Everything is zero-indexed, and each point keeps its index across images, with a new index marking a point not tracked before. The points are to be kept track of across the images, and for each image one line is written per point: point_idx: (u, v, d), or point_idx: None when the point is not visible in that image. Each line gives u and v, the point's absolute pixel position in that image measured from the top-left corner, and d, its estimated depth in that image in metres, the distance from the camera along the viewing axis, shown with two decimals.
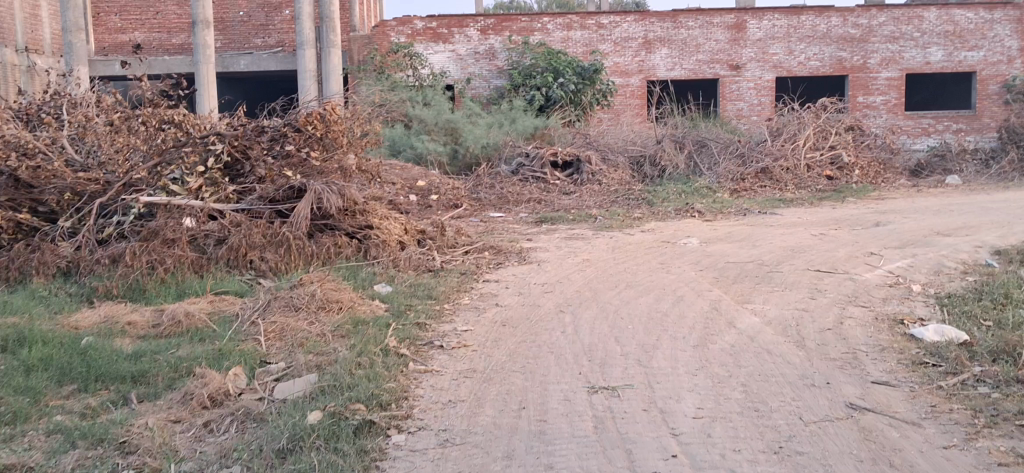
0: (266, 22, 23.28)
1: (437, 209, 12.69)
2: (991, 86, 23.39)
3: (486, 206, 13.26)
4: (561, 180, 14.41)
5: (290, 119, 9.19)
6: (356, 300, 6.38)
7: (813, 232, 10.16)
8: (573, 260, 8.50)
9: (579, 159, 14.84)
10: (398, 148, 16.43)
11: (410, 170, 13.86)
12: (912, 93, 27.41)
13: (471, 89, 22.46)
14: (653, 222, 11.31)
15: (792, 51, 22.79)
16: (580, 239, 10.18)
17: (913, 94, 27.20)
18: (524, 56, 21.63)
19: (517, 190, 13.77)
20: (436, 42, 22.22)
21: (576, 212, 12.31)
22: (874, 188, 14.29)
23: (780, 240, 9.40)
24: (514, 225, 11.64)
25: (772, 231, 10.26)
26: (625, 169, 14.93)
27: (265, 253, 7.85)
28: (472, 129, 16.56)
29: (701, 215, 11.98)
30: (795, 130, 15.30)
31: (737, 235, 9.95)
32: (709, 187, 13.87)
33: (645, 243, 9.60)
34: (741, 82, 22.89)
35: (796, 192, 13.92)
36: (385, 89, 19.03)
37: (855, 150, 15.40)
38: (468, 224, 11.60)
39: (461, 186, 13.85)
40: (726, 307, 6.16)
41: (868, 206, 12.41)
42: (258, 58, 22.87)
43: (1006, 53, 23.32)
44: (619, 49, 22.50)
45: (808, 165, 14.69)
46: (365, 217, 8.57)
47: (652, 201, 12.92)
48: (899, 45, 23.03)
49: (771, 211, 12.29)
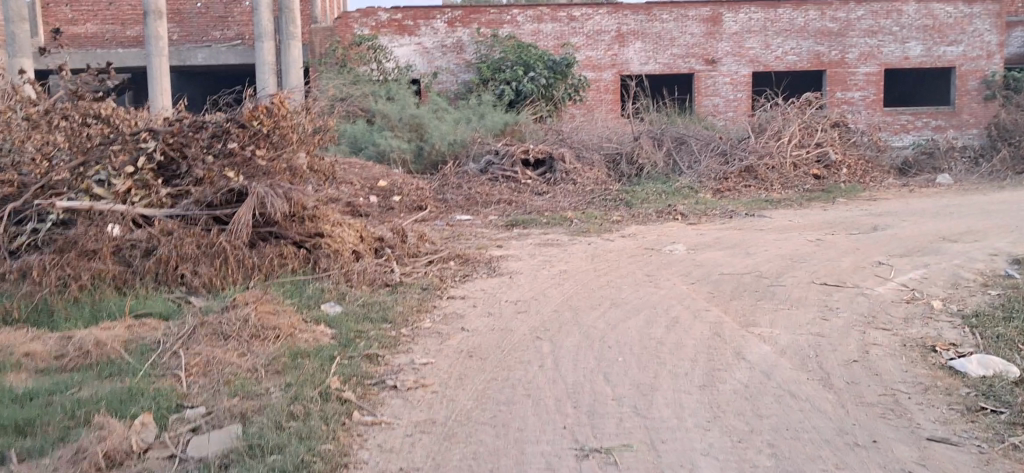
0: (225, 14, 22.16)
1: (400, 211, 11.80)
2: (969, 82, 22.81)
3: (453, 208, 12.34)
4: (533, 180, 13.54)
5: (233, 115, 8.26)
6: (296, 327, 5.45)
7: (808, 237, 9.37)
8: (548, 272, 7.63)
9: (552, 157, 13.96)
10: (360, 145, 15.49)
11: (371, 169, 12.92)
12: (890, 89, 26.84)
13: (438, 83, 21.54)
14: (632, 226, 10.47)
15: (769, 44, 22.10)
16: (555, 245, 9.32)
17: (889, 89, 26.62)
18: (493, 50, 20.74)
19: (486, 191, 12.87)
20: (401, 35, 21.24)
21: (550, 214, 11.46)
22: (864, 188, 13.56)
23: (774, 246, 8.60)
24: (482, 229, 10.76)
25: (762, 236, 9.46)
26: (601, 168, 14.09)
27: (196, 266, 6.96)
28: (439, 125, 15.65)
29: (683, 217, 11.16)
30: (779, 127, 14.57)
31: (725, 241, 9.14)
32: (690, 187, 13.07)
33: (626, 250, 8.76)
34: (717, 77, 22.12)
35: (782, 192, 13.14)
36: (347, 83, 18.05)
37: (841, 147, 14.67)
38: (433, 229, 10.70)
39: (426, 186, 12.94)
40: (729, 333, 5.32)
41: (860, 207, 11.66)
42: (218, 51, 21.70)
43: (984, 48, 22.71)
44: (591, 43, 21.65)
45: (794, 164, 13.93)
46: (315, 224, 7.65)
47: (631, 201, 12.10)
48: (877, 40, 22.40)
49: (759, 213, 11.50)
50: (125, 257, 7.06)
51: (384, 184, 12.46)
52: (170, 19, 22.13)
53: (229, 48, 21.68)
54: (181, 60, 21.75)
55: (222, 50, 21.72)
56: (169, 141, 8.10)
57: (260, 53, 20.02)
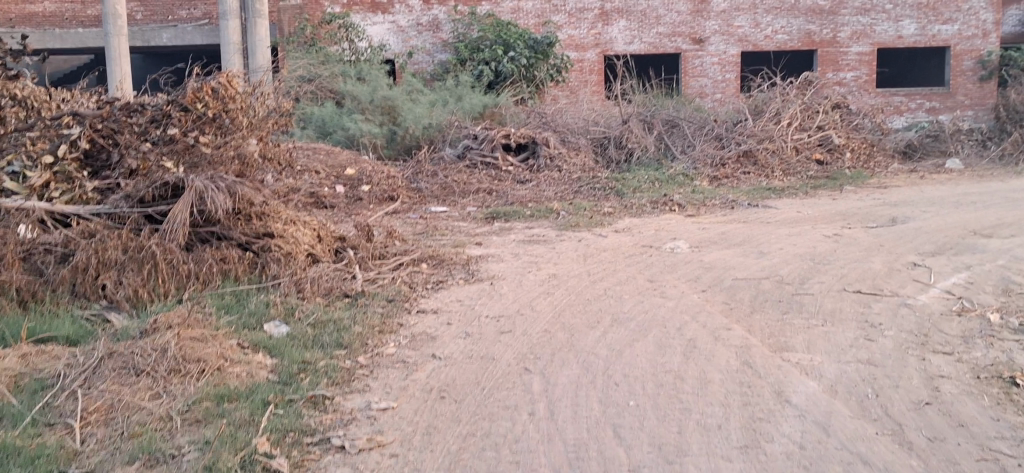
0: None
1: (368, 203, 10.80)
2: (965, 62, 21.93)
3: (428, 198, 11.29)
4: (515, 167, 12.51)
5: (174, 97, 7.28)
6: (228, 357, 4.41)
7: (823, 232, 8.39)
8: (535, 277, 6.61)
9: (535, 142, 12.93)
10: (329, 129, 14.40)
11: (338, 155, 11.86)
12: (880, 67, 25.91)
13: (413, 63, 20.40)
14: (625, 219, 9.47)
15: (759, 23, 21.13)
16: (541, 242, 8.29)
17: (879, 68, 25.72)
18: (471, 29, 19.66)
19: (463, 179, 11.83)
20: (374, 13, 20.11)
21: (533, 205, 10.44)
22: (871, 174, 12.63)
23: (787, 243, 7.66)
24: (460, 223, 9.73)
25: (772, 231, 8.50)
26: (587, 153, 13.10)
27: (121, 275, 5.85)
28: (412, 108, 14.61)
29: (680, 207, 10.17)
30: (779, 108, 13.59)
31: (730, 236, 8.16)
32: (685, 174, 12.09)
33: (622, 249, 7.77)
34: (705, 57, 21.11)
35: (784, 179, 12.19)
36: (315, 62, 16.92)
37: (844, 130, 13.73)
38: (404, 223, 9.67)
39: (398, 174, 11.88)
40: (762, 362, 4.33)
41: (872, 196, 10.72)
42: (183, 31, 20.50)
43: (980, 27, 21.83)
44: (574, 21, 20.54)
45: (796, 148, 12.97)
46: (264, 223, 6.63)
47: (622, 190, 11.12)
48: (870, 18, 21.45)
49: (763, 203, 10.53)
50: (36, 264, 6.06)
51: (351, 173, 11.42)
52: None
53: (196, 27, 20.48)
54: (145, 40, 20.48)
55: (187, 30, 20.48)
56: (97, 126, 7.13)
57: (224, 31, 18.81)
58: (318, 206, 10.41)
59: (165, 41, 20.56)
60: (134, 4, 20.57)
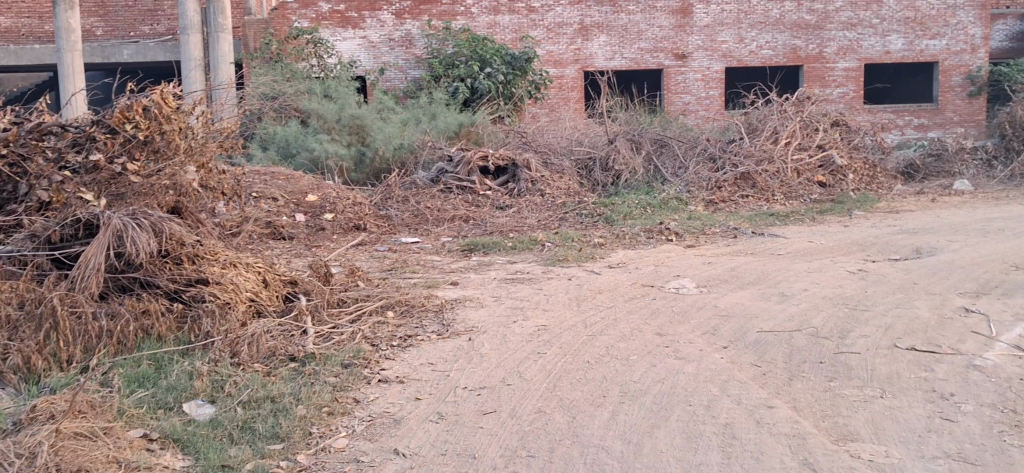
0: (155, 7, 19.58)
1: (332, 232, 9.77)
2: (954, 77, 21.19)
3: (398, 226, 10.23)
4: (493, 191, 11.50)
5: (100, 117, 6.33)
6: (121, 463, 3.38)
7: (846, 267, 7.40)
8: (521, 329, 5.55)
9: (515, 164, 11.93)
10: (293, 150, 13.36)
11: (300, 179, 10.79)
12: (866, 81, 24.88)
13: (385, 80, 19.37)
14: (618, 251, 8.46)
15: (743, 38, 20.27)
16: (526, 281, 7.25)
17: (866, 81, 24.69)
18: (446, 44, 18.63)
19: (437, 205, 10.78)
20: (345, 28, 19.05)
21: (514, 235, 9.41)
22: (877, 197, 11.70)
23: (806, 282, 6.68)
24: (433, 257, 8.68)
25: (785, 266, 7.50)
26: (571, 176, 12.09)
27: (13, 338, 4.81)
28: (382, 127, 13.68)
29: (677, 237, 9.16)
30: (775, 127, 12.67)
31: (740, 274, 7.13)
32: (678, 198, 11.11)
33: (618, 289, 6.74)
34: (688, 73, 20.23)
35: (786, 203, 11.23)
36: (279, 79, 15.86)
37: (845, 150, 12.80)
38: (370, 258, 8.62)
39: (365, 200, 10.82)
40: (824, 464, 3.35)
41: (886, 222, 9.77)
42: (145, 47, 19.31)
43: (968, 42, 21.11)
44: (552, 36, 19.61)
45: (796, 170, 12.02)
46: (197, 266, 5.57)
47: (612, 217, 10.13)
48: (856, 33, 20.66)
49: (768, 231, 9.55)
50: None
51: (314, 200, 10.37)
52: (92, 13, 19.47)
53: (158, 43, 19.31)
54: (105, 57, 19.27)
55: (149, 46, 19.31)
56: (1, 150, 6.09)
57: (185, 47, 17.71)
58: (275, 237, 9.44)
59: (126, 58, 19.38)
60: (94, 20, 19.37)
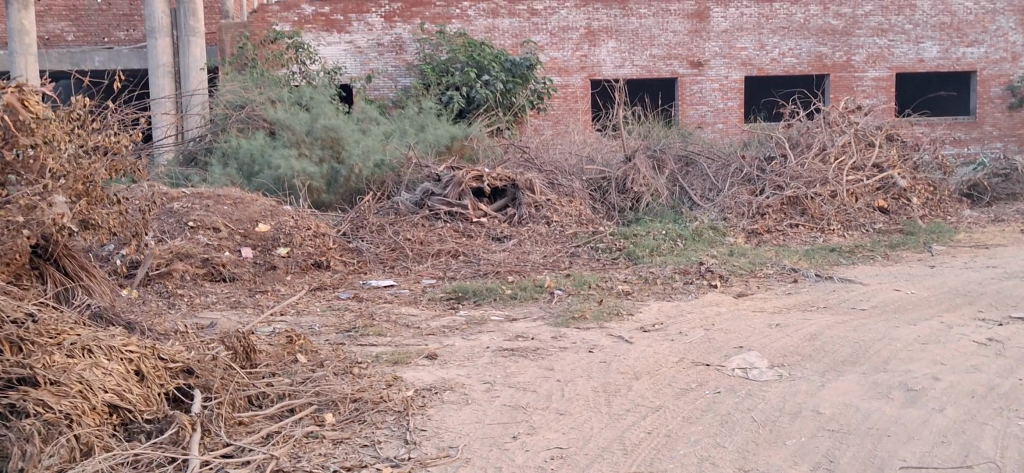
0: (131, 11, 17.33)
1: (285, 273, 7.88)
2: (993, 88, 19.14)
3: (370, 264, 8.30)
4: (489, 217, 9.53)
5: None
6: None
7: (971, 334, 5.39)
8: (527, 458, 3.60)
9: (516, 185, 9.93)
10: (256, 168, 11.46)
11: (251, 204, 8.80)
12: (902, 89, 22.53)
13: (373, 89, 17.44)
14: (650, 304, 6.49)
15: (764, 45, 18.28)
16: (532, 354, 5.28)
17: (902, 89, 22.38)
18: (441, 50, 16.66)
19: (421, 237, 8.82)
20: (330, 32, 17.19)
21: (515, 278, 7.44)
22: (950, 225, 9.73)
23: (924, 366, 4.72)
24: (409, 309, 6.71)
25: (883, 331, 5.52)
26: (583, 200, 10.13)
27: None
28: (362, 141, 11.86)
29: (722, 282, 7.18)
30: (823, 142, 10.71)
31: (827, 349, 5.14)
32: (714, 227, 9.16)
33: (664, 373, 4.77)
34: (704, 83, 18.28)
35: (845, 234, 9.27)
36: (250, 86, 13.94)
37: (906, 169, 10.82)
38: (328, 312, 6.71)
39: (332, 229, 8.86)
40: None
41: (981, 260, 7.77)
42: (118, 53, 16.89)
43: (1009, 49, 19.04)
44: (556, 41, 17.71)
45: (851, 194, 10.07)
46: (23, 357, 3.61)
47: (635, 253, 8.21)
48: (887, 40, 18.61)
49: (836, 272, 7.55)
50: None
51: (265, 230, 8.41)
52: (62, 15, 17.15)
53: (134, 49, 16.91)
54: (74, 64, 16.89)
55: (123, 51, 16.92)
56: None
57: (153, 52, 15.63)
58: (211, 278, 7.68)
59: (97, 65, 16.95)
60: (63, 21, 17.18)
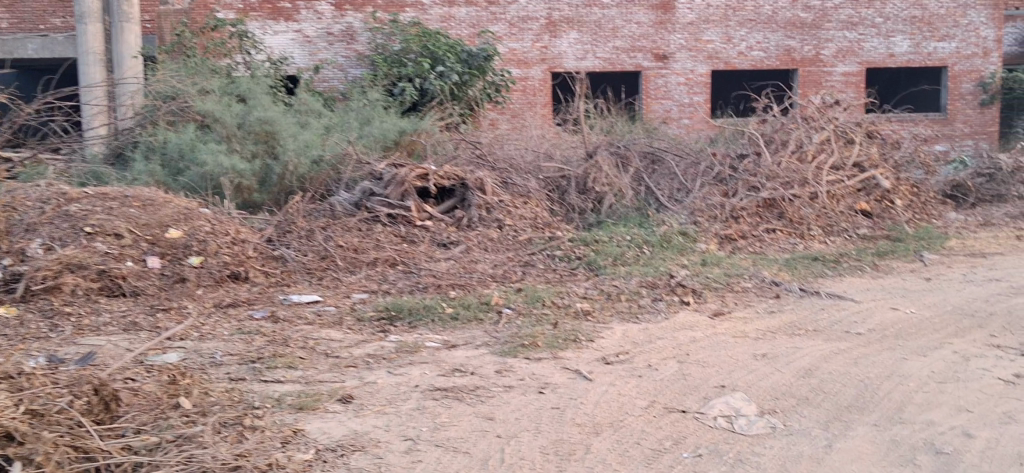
0: None
1: (196, 286, 6.84)
2: (965, 84, 18.43)
3: (296, 275, 7.31)
4: (434, 221, 8.55)
5: None
6: None
7: (994, 370, 4.50)
8: None
9: (465, 185, 8.96)
10: (182, 164, 10.36)
11: (163, 207, 7.72)
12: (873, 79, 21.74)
13: (321, 81, 16.37)
14: (614, 327, 5.56)
15: (731, 37, 17.46)
16: (472, 395, 4.33)
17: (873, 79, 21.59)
18: (393, 40, 15.60)
19: (356, 244, 7.83)
20: (276, 20, 16.08)
21: (459, 293, 6.47)
22: (937, 230, 8.93)
23: (948, 416, 3.88)
24: (332, 332, 5.73)
25: (891, 364, 4.63)
26: (540, 202, 9.19)
27: None
28: (299, 135, 10.83)
29: (695, 299, 6.27)
30: (800, 139, 9.86)
31: (827, 390, 4.24)
32: (683, 232, 8.27)
33: (631, 425, 3.85)
34: (669, 76, 17.41)
35: (826, 241, 8.44)
36: (183, 75, 12.82)
37: (888, 169, 10.00)
38: (238, 337, 5.69)
39: (256, 235, 7.84)
40: None
41: (979, 274, 6.93)
42: (54, 41, 15.30)
43: (980, 44, 18.35)
44: (515, 32, 16.74)
45: (831, 195, 9.24)
46: None
47: (596, 262, 7.30)
48: (857, 33, 17.85)
49: (821, 287, 6.66)
50: None
51: (176, 237, 7.34)
52: None
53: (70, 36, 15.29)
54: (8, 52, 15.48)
55: (59, 40, 15.21)
56: None
57: (81, 38, 14.17)
58: (107, 293, 6.61)
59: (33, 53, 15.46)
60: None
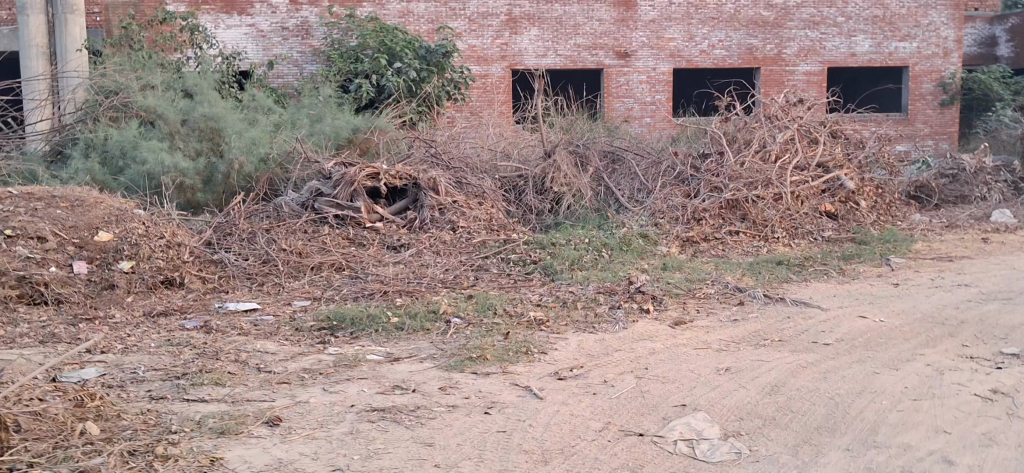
0: None
1: (126, 293, 6.41)
2: (925, 84, 18.33)
3: (235, 281, 6.90)
4: (385, 223, 8.16)
5: None
6: None
7: (971, 385, 4.22)
8: None
9: (417, 184, 8.58)
10: (123, 163, 9.88)
11: (94, 208, 7.25)
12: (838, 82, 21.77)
13: (275, 77, 15.88)
14: (569, 338, 5.22)
15: (693, 36, 17.23)
16: (412, 416, 3.97)
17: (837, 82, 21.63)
18: (350, 35, 15.17)
19: (300, 247, 7.43)
20: (229, 14, 15.57)
21: (406, 301, 6.10)
22: (902, 233, 8.70)
23: (924, 439, 3.60)
24: (268, 344, 5.34)
25: (863, 379, 4.34)
26: (495, 202, 8.84)
27: None
28: (247, 132, 10.38)
29: (655, 306, 5.95)
30: (764, 139, 9.60)
31: (795, 409, 3.94)
32: (643, 235, 7.95)
33: (583, 451, 3.53)
34: (631, 74, 17.14)
35: (790, 243, 8.18)
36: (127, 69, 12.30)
37: (852, 170, 9.77)
38: (167, 349, 5.28)
39: (193, 238, 7.41)
40: None
41: (948, 279, 6.68)
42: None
43: (941, 44, 18.25)
44: (475, 28, 16.38)
45: (795, 197, 8.98)
46: None
47: (553, 266, 6.96)
48: (819, 32, 17.69)
49: (786, 293, 6.37)
50: None
51: (106, 240, 6.88)
52: None
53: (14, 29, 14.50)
54: None
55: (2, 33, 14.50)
56: None
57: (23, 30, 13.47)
58: (27, 301, 6.18)
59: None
60: None
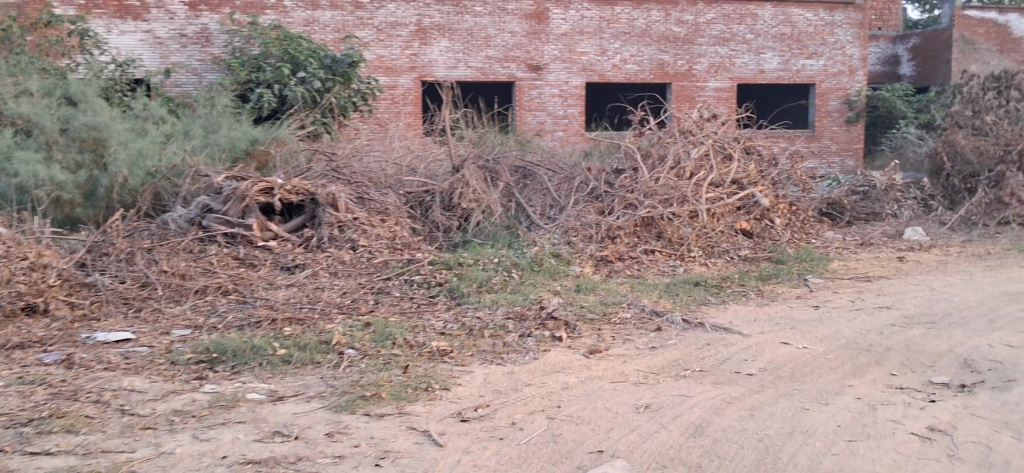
0: None
1: None
2: (832, 102, 18.50)
3: (107, 306, 6.24)
4: (279, 242, 7.57)
5: None
6: None
7: (908, 422, 3.91)
8: None
9: (316, 200, 8.00)
10: None
11: None
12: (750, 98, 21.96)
13: (172, 86, 15.03)
14: (474, 370, 4.76)
15: (606, 50, 17.03)
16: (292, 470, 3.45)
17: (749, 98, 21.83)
18: (252, 43, 14.45)
19: (183, 268, 6.78)
20: (122, 19, 14.66)
21: (297, 329, 5.55)
22: (818, 251, 8.51)
23: None
24: (138, 381, 4.73)
25: (794, 416, 4.00)
26: (399, 219, 8.34)
27: None
28: (133, 143, 9.65)
29: (568, 333, 5.54)
30: (679, 154, 9.33)
31: (721, 453, 3.56)
32: (556, 254, 7.56)
33: None
34: (544, 87, 16.83)
35: (706, 263, 7.89)
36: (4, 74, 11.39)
37: (767, 186, 9.57)
38: (18, 389, 4.62)
39: (62, 259, 6.71)
40: None
41: (869, 301, 6.45)
42: None
43: (847, 62, 18.44)
44: (383, 38, 15.84)
45: (710, 214, 8.72)
46: None
47: (459, 289, 6.50)
48: (729, 49, 17.69)
49: (706, 317, 6.03)
50: None
51: None
52: None
53: None
54: None
55: None
56: None
57: None
58: None
59: None
60: None
